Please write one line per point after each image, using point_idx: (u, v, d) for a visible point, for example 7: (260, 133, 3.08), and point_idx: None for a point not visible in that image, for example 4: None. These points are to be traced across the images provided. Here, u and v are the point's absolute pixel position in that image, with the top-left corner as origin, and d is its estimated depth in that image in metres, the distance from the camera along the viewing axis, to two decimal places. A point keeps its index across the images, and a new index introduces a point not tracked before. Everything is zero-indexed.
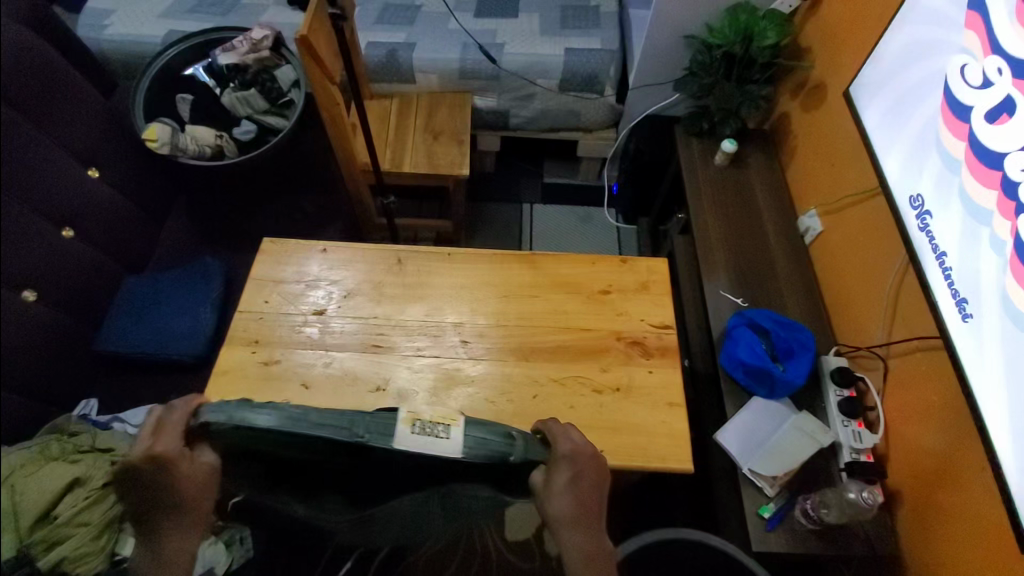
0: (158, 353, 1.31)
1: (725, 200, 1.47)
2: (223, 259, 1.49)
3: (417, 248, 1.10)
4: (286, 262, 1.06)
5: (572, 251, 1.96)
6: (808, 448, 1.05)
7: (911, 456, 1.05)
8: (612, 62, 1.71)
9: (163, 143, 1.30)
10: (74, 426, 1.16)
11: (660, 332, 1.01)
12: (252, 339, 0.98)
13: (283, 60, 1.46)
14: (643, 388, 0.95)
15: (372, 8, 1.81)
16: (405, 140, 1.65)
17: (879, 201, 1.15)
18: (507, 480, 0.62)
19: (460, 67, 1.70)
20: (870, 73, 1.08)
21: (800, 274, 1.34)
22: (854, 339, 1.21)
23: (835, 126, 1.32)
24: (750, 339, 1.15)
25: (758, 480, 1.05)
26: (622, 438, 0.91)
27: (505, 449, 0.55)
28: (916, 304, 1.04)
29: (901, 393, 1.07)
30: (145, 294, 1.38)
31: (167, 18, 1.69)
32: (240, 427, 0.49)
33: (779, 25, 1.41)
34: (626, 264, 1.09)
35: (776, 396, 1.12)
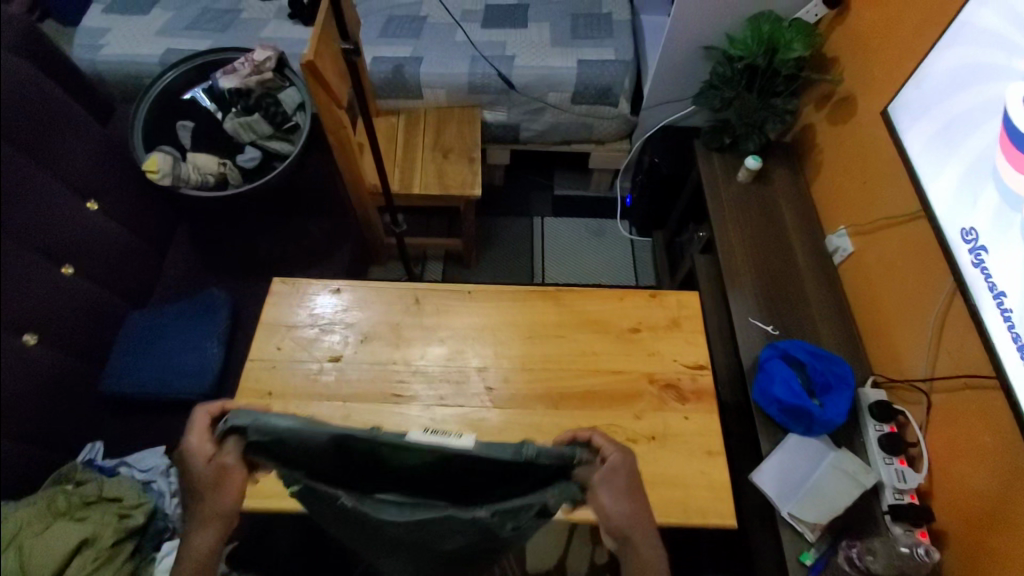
0: (161, 394, 1.25)
1: (750, 218, 1.41)
2: (229, 290, 1.43)
3: (435, 285, 1.05)
4: (299, 303, 1.02)
5: (586, 266, 1.91)
6: (851, 491, 1.00)
7: (959, 496, 0.99)
8: (627, 73, 1.65)
9: (165, 173, 1.24)
10: (80, 475, 1.11)
11: (694, 373, 0.96)
12: (265, 391, 0.93)
13: (286, 82, 1.40)
14: (679, 436, 0.90)
15: (376, 21, 1.75)
16: (414, 159, 1.58)
17: (919, 224, 1.10)
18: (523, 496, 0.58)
19: (468, 81, 1.64)
20: (914, 96, 1.04)
21: (831, 298, 1.28)
22: (893, 370, 1.15)
23: (867, 143, 1.26)
24: (784, 373, 1.11)
25: (798, 525, 1.00)
26: (661, 493, 0.85)
27: (517, 447, 0.54)
28: (963, 337, 0.99)
29: (948, 429, 1.02)
30: (148, 329, 1.32)
31: (164, 36, 1.63)
32: (262, 427, 0.53)
33: (806, 37, 1.35)
34: (655, 299, 1.04)
35: (814, 433, 1.07)
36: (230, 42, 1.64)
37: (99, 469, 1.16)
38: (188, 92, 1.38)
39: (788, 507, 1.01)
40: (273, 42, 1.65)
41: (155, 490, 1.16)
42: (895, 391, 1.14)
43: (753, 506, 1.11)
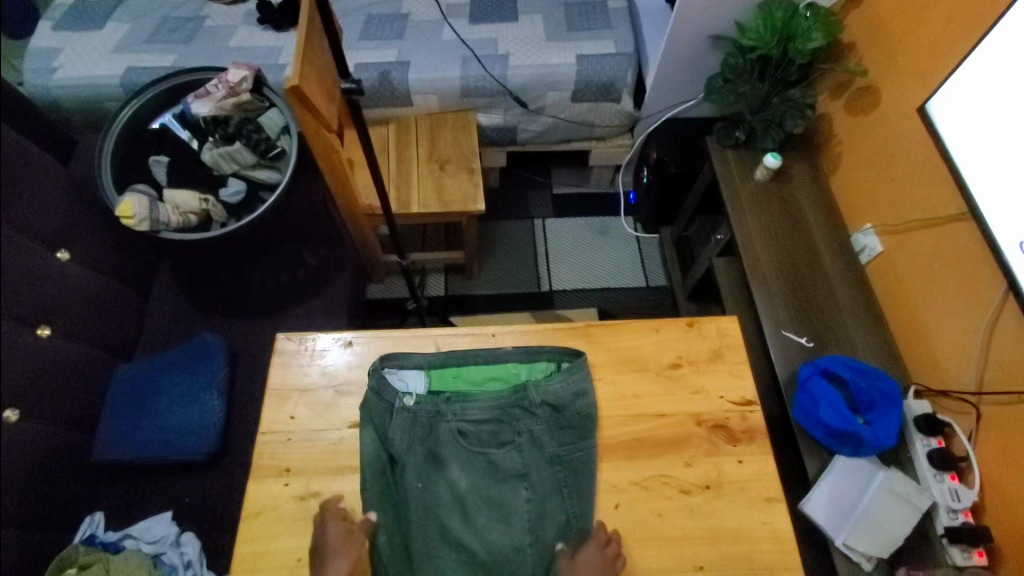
0: (161, 457, 1.16)
1: (771, 219, 1.34)
2: (223, 332, 1.32)
3: (455, 330, 0.97)
4: (309, 363, 0.93)
5: (593, 269, 1.83)
6: (906, 515, 0.96)
7: (1011, 509, 0.95)
8: (630, 66, 1.55)
9: (142, 219, 1.10)
10: (82, 557, 1.03)
11: (744, 411, 0.90)
12: (283, 468, 0.85)
13: (265, 101, 1.28)
14: (736, 482, 0.85)
15: (355, 22, 1.62)
16: (409, 174, 1.47)
17: (961, 227, 1.04)
18: (564, 401, 0.83)
19: (461, 85, 1.52)
20: (957, 95, 0.97)
21: (862, 302, 1.23)
22: (935, 378, 1.11)
23: (895, 137, 1.19)
24: (827, 394, 1.05)
25: (855, 556, 0.96)
26: (723, 548, 0.80)
27: (556, 361, 0.89)
28: (1016, 349, 0.94)
29: (997, 440, 0.97)
30: (138, 385, 1.22)
31: (122, 53, 1.48)
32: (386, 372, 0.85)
33: (824, 23, 1.24)
34: (694, 328, 0.97)
35: (862, 454, 1.02)
36: (197, 55, 1.50)
37: (102, 545, 1.08)
38: (156, 120, 1.27)
39: (843, 538, 0.97)
40: (244, 53, 1.51)
41: (166, 563, 1.08)
42: (939, 401, 1.09)
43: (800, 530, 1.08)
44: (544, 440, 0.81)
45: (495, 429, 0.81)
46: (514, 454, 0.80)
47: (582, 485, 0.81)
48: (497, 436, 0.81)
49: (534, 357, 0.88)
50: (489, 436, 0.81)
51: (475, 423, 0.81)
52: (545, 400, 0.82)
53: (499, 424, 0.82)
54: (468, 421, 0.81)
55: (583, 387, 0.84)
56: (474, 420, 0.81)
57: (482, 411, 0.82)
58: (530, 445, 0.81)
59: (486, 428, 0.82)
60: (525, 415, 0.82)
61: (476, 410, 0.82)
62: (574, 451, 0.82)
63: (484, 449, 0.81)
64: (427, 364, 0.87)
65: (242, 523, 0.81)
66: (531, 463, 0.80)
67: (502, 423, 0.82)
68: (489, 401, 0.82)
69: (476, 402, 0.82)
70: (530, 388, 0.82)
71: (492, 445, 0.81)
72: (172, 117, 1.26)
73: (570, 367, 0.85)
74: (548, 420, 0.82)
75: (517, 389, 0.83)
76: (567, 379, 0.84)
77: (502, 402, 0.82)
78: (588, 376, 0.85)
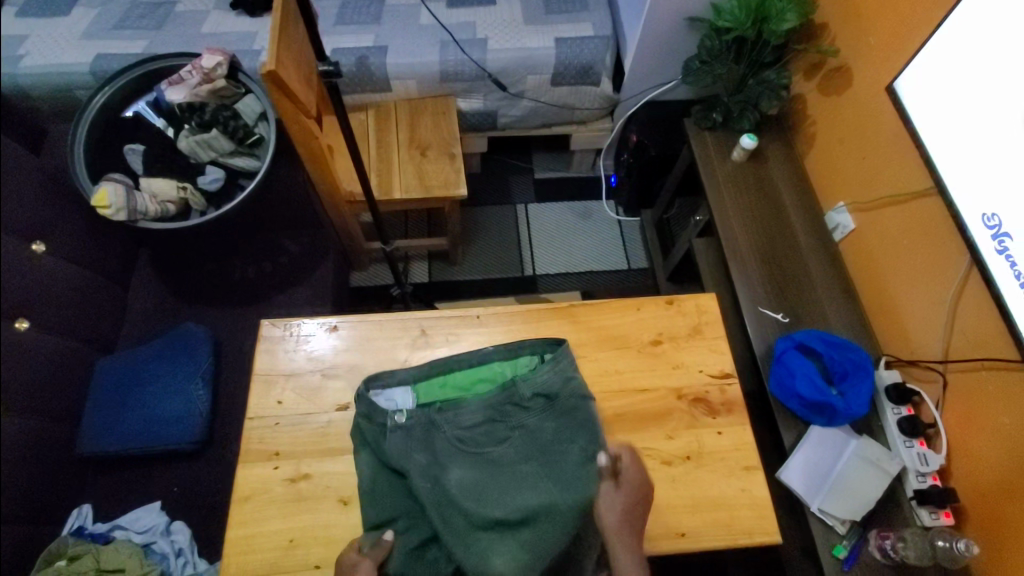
0: (149, 447, 1.16)
1: (748, 199, 1.37)
2: (206, 323, 1.32)
3: (439, 312, 0.98)
4: (294, 349, 0.94)
5: (575, 253, 1.85)
6: (876, 479, 1.01)
7: (976, 471, 1.00)
8: (608, 49, 1.55)
9: (120, 208, 1.08)
10: (70, 549, 1.05)
11: (722, 383, 0.93)
12: (272, 452, 0.86)
13: (240, 88, 1.26)
14: (715, 452, 0.88)
15: (330, 7, 1.60)
16: (390, 160, 1.47)
17: (929, 202, 1.07)
18: (557, 391, 0.84)
19: (440, 70, 1.52)
20: (923, 72, 1.00)
21: (835, 278, 1.27)
22: (904, 349, 1.15)
23: (866, 117, 1.22)
24: (803, 367, 1.09)
25: (828, 520, 1.01)
26: (703, 515, 0.84)
27: (544, 349, 0.90)
28: (979, 319, 0.98)
29: (963, 407, 1.02)
30: (123, 376, 1.22)
31: (90, 40, 1.44)
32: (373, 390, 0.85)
33: (798, 5, 1.26)
34: (674, 306, 1.00)
35: (836, 423, 1.06)
36: (169, 41, 1.47)
37: (92, 537, 1.09)
38: (130, 108, 1.24)
39: (817, 503, 1.01)
40: (217, 38, 1.48)
41: (157, 551, 1.09)
42: (908, 370, 1.14)
43: (779, 499, 1.12)
44: (541, 429, 0.82)
45: (492, 429, 0.82)
46: (515, 444, 0.81)
47: (590, 441, 0.81)
48: (495, 435, 0.82)
49: (516, 353, 0.89)
50: (486, 436, 0.82)
51: (469, 427, 0.82)
52: (535, 391, 0.84)
53: (495, 424, 0.83)
54: (464, 426, 0.82)
55: (567, 373, 0.85)
56: (469, 424, 0.82)
57: (474, 414, 0.83)
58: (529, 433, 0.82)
59: (482, 430, 0.82)
60: (517, 411, 0.83)
61: (469, 414, 0.83)
62: (574, 425, 0.82)
63: (485, 448, 0.81)
64: (412, 380, 0.86)
65: (232, 508, 0.82)
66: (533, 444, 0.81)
67: (495, 422, 0.83)
68: (481, 401, 0.83)
69: (468, 406, 0.83)
70: (519, 382, 0.84)
71: (491, 443, 0.81)
72: (145, 105, 1.24)
73: (554, 356, 0.86)
74: (542, 410, 0.84)
75: (506, 386, 0.84)
76: (554, 366, 0.85)
77: (494, 400, 0.84)
78: (571, 362, 0.87)
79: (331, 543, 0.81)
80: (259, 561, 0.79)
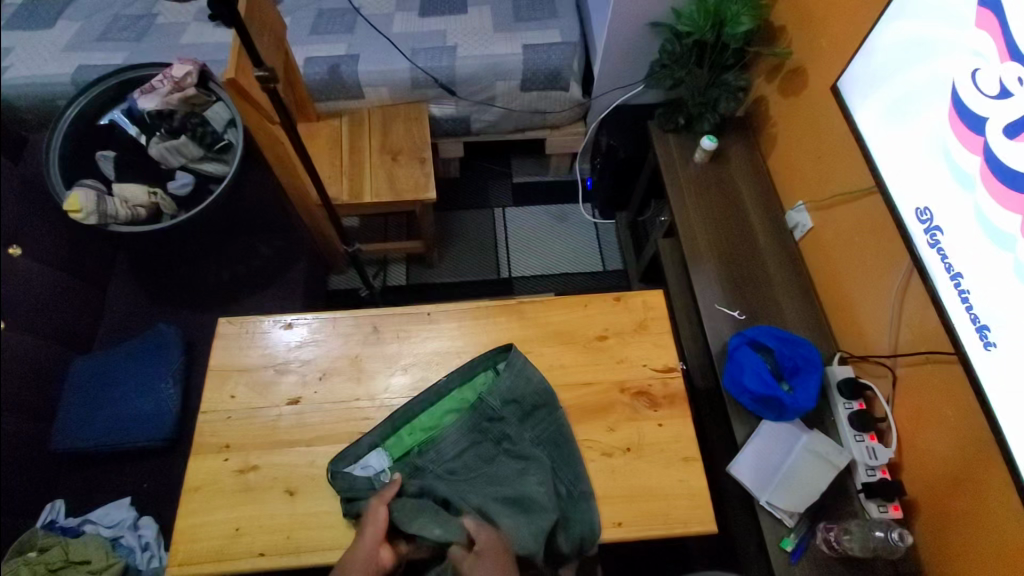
0: (120, 443, 1.19)
1: (710, 200, 1.39)
2: (180, 324, 1.35)
3: (391, 309, 1.01)
4: (250, 345, 0.97)
5: (551, 256, 1.87)
6: (824, 473, 1.02)
7: (924, 465, 1.00)
8: (576, 55, 1.59)
9: (90, 212, 1.13)
10: (41, 541, 1.08)
11: (665, 377, 0.95)
12: (223, 444, 0.89)
13: (211, 96, 1.31)
14: (655, 445, 0.90)
15: (305, 18, 1.65)
16: (362, 165, 1.50)
17: (876, 200, 1.09)
18: (525, 400, 0.88)
19: (411, 76, 1.55)
20: (863, 72, 1.02)
21: (793, 276, 1.28)
22: (858, 345, 1.16)
23: (820, 117, 1.24)
24: (754, 363, 1.10)
25: (777, 512, 1.02)
26: (639, 506, 0.85)
27: (499, 353, 0.92)
28: (922, 314, 0.99)
29: (911, 401, 1.03)
30: (96, 375, 1.26)
31: (74, 52, 1.50)
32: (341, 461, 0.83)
33: (752, 9, 1.27)
34: (620, 302, 1.02)
35: (786, 418, 1.08)
36: (148, 53, 1.52)
37: (63, 530, 1.12)
38: (105, 116, 1.29)
39: (766, 497, 1.02)
40: (194, 49, 1.54)
41: (125, 545, 1.12)
42: (862, 366, 1.15)
43: (732, 492, 1.14)
44: (519, 435, 0.87)
45: (478, 453, 0.86)
46: (504, 454, 0.86)
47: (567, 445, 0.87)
48: (483, 455, 0.86)
49: (470, 373, 0.90)
50: (476, 459, 0.86)
51: (455, 457, 0.85)
52: (504, 399, 0.87)
53: (477, 446, 0.87)
54: (450, 458, 0.85)
55: (526, 373, 0.88)
56: (454, 454, 0.86)
57: (455, 444, 0.86)
58: (514, 445, 0.86)
59: (469, 456, 0.86)
60: (495, 424, 0.87)
61: (450, 445, 0.86)
62: (549, 431, 0.88)
63: (477, 469, 0.85)
64: (379, 438, 0.85)
65: (182, 497, 0.85)
66: (528, 456, 0.85)
67: (478, 444, 0.87)
68: (457, 427, 0.87)
69: (445, 438, 0.86)
70: (486, 397, 0.88)
71: (481, 465, 0.86)
72: (119, 113, 1.28)
73: (511, 362, 0.89)
74: (515, 415, 0.88)
75: (477, 407, 0.87)
76: (514, 371, 0.88)
77: (468, 425, 0.87)
78: (526, 360, 0.90)
79: (275, 533, 0.83)
80: (204, 549, 0.82)
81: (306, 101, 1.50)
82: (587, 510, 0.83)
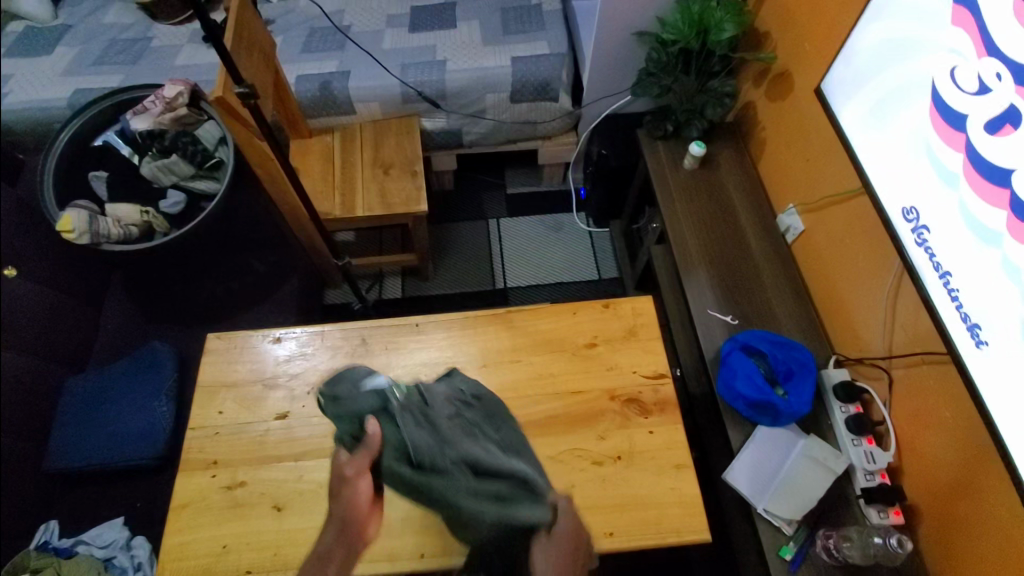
0: (113, 462, 1.19)
1: (701, 205, 1.39)
2: (175, 341, 1.35)
3: (379, 321, 1.01)
4: (238, 360, 0.97)
5: (546, 266, 1.87)
6: (822, 478, 1.00)
7: (925, 470, 0.99)
8: (564, 66, 1.60)
9: (83, 232, 1.14)
10: (34, 562, 1.05)
11: (655, 384, 0.95)
12: (211, 461, 0.89)
13: (202, 114, 1.34)
14: (646, 452, 0.89)
15: (297, 37, 1.67)
16: (354, 180, 1.51)
17: (865, 201, 1.08)
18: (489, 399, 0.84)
19: (401, 91, 1.57)
20: (845, 74, 1.03)
21: (786, 279, 1.27)
22: (854, 347, 1.15)
23: (805, 119, 1.24)
24: (748, 368, 1.09)
25: (775, 520, 1.01)
26: (630, 514, 0.84)
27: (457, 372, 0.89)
28: (915, 314, 0.98)
29: (908, 404, 1.01)
30: (91, 394, 1.26)
31: (70, 76, 1.53)
32: (333, 397, 0.76)
33: (736, 15, 1.28)
34: (609, 309, 1.02)
35: (781, 423, 1.06)
36: (142, 74, 1.55)
37: (55, 550, 1.11)
38: (99, 137, 1.31)
39: (763, 504, 1.01)
40: (188, 70, 1.57)
41: (117, 565, 1.11)
42: (858, 369, 1.14)
43: (730, 500, 1.12)
44: (491, 422, 0.81)
45: (460, 415, 0.78)
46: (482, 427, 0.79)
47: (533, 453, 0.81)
48: (465, 421, 0.78)
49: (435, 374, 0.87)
50: (460, 421, 0.77)
51: (440, 412, 0.76)
52: (471, 392, 0.84)
53: (460, 412, 0.79)
54: (435, 410, 0.76)
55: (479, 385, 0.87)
56: (440, 408, 0.76)
57: (440, 402, 0.78)
58: (486, 426, 0.80)
59: (454, 416, 0.77)
60: (467, 406, 0.81)
61: (435, 401, 0.77)
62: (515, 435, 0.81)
63: (463, 429, 0.76)
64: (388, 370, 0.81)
65: (169, 515, 0.84)
66: (501, 441, 0.79)
67: (460, 412, 0.79)
68: (442, 392, 0.81)
69: (430, 395, 0.78)
70: (453, 385, 0.84)
71: (467, 427, 0.77)
72: (113, 133, 1.30)
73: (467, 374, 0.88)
74: (483, 405, 0.82)
75: (453, 389, 0.83)
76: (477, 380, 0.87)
77: (443, 394, 0.81)
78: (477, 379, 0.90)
79: (262, 549, 0.82)
80: (191, 567, 0.81)
81: (298, 118, 1.51)
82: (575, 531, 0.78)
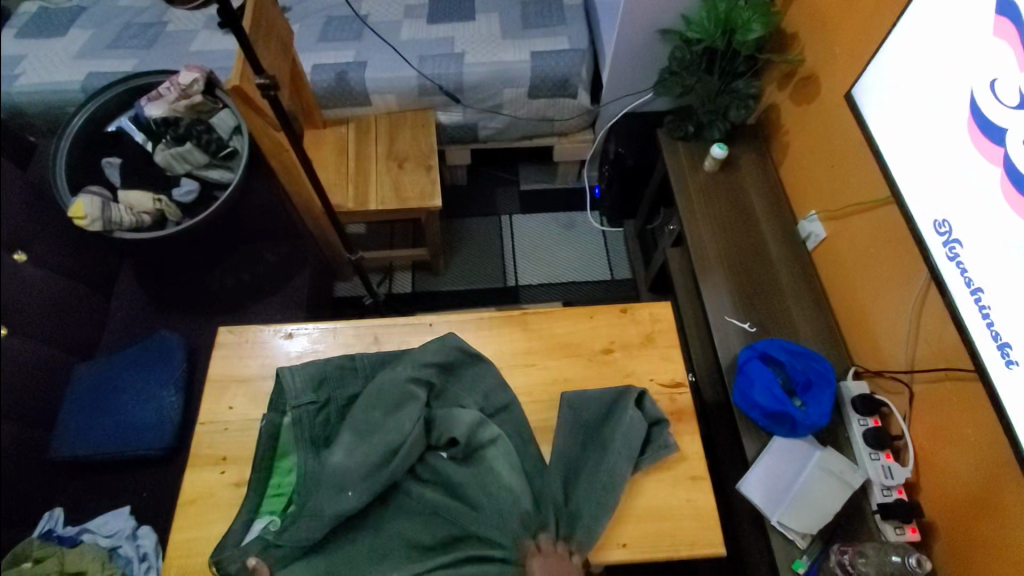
0: (123, 452, 1.20)
1: (719, 209, 1.37)
2: (183, 334, 1.37)
3: (395, 319, 1.01)
4: (249, 354, 0.96)
5: (558, 264, 1.85)
6: (839, 493, 0.98)
7: (943, 487, 0.97)
8: (584, 62, 1.57)
9: (95, 219, 1.13)
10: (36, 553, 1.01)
11: (672, 392, 0.93)
12: (219, 457, 0.88)
13: (217, 103, 1.34)
14: (662, 462, 0.87)
15: (314, 25, 1.65)
16: (367, 172, 1.49)
17: (891, 210, 1.05)
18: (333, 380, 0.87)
19: (418, 84, 1.54)
20: (877, 80, 1.00)
21: (806, 288, 1.25)
22: (873, 359, 1.13)
23: (831, 124, 1.22)
24: (766, 377, 1.07)
25: (789, 533, 0.99)
26: (645, 524, 0.83)
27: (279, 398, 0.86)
28: (939, 327, 0.96)
29: (927, 420, 0.99)
30: (99, 383, 1.25)
31: (84, 60, 1.52)
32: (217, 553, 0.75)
33: (764, 15, 1.25)
34: (627, 313, 1.01)
35: (799, 433, 1.04)
36: (156, 59, 1.54)
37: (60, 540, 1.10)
38: (113, 122, 1.30)
39: (778, 516, 0.99)
40: (203, 56, 1.55)
41: (123, 555, 1.11)
42: (877, 381, 1.12)
43: (743, 511, 1.11)
44: (353, 460, 0.79)
45: (335, 501, 0.77)
46: (349, 471, 0.78)
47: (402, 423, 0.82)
48: (339, 485, 0.77)
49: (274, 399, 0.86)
50: (337, 488, 0.77)
51: (324, 513, 0.76)
52: (309, 403, 0.84)
53: (333, 495, 0.77)
54: (319, 511, 0.76)
55: (303, 377, 0.86)
56: (321, 511, 0.76)
57: (320, 512, 0.76)
58: (351, 465, 0.78)
59: (336, 503, 0.77)
60: (339, 491, 0.77)
61: (316, 504, 0.77)
62: (387, 436, 0.81)
63: (342, 492, 0.77)
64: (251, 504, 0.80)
65: (178, 510, 0.83)
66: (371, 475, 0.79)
67: (340, 489, 0.77)
68: (306, 470, 0.81)
69: (305, 492, 0.79)
70: (294, 420, 0.83)
71: (341, 492, 0.77)
72: (127, 119, 1.30)
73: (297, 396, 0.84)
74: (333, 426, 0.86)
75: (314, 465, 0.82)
76: (303, 383, 0.85)
77: (307, 471, 0.81)
78: (289, 371, 0.85)
79: None
80: (200, 564, 0.80)
81: (313, 108, 1.49)
82: (662, 437, 0.87)
